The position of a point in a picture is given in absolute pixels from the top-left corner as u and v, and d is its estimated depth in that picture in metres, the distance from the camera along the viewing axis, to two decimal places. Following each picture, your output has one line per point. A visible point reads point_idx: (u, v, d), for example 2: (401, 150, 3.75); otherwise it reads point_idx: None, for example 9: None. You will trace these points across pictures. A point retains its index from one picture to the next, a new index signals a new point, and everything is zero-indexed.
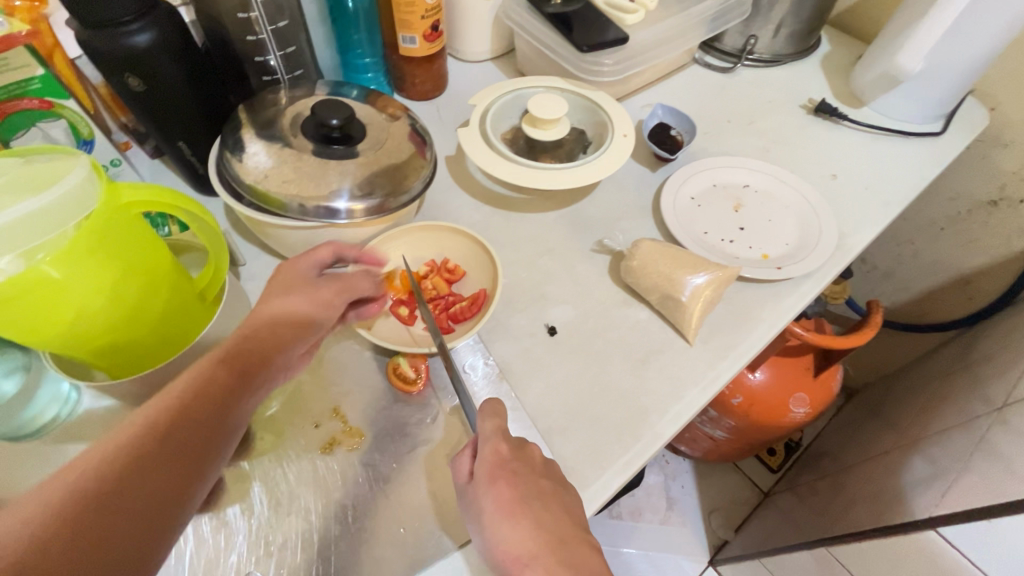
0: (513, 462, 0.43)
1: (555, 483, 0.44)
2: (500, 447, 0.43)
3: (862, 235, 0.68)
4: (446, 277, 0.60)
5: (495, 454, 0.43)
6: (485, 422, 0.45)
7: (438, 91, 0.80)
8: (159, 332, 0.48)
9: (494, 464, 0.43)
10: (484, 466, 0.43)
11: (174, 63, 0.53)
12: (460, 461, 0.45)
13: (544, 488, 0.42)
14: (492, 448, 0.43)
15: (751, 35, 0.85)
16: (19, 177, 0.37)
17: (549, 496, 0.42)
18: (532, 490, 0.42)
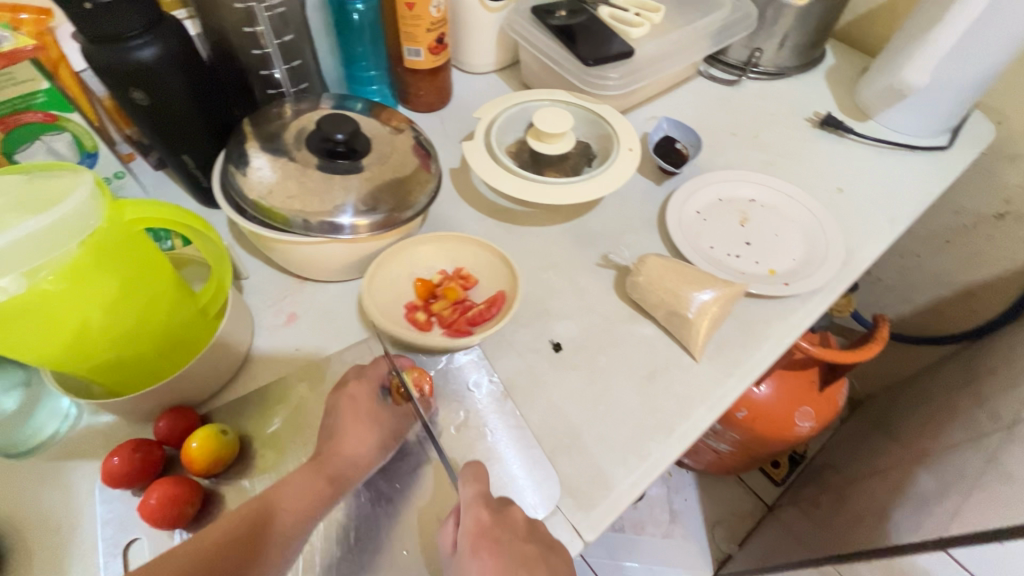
0: (493, 529, 0.42)
1: (541, 548, 0.42)
2: (480, 514, 0.43)
3: (868, 250, 0.67)
4: (461, 284, 0.59)
5: (475, 523, 0.42)
6: (466, 488, 0.44)
7: (442, 103, 0.80)
8: (160, 349, 0.47)
9: (475, 533, 0.42)
10: (466, 536, 0.42)
11: (178, 77, 0.52)
12: (444, 532, 0.45)
13: (528, 555, 0.41)
14: (472, 517, 0.42)
15: (755, 48, 0.85)
16: (23, 195, 0.37)
17: (533, 561, 0.41)
18: (515, 557, 0.40)
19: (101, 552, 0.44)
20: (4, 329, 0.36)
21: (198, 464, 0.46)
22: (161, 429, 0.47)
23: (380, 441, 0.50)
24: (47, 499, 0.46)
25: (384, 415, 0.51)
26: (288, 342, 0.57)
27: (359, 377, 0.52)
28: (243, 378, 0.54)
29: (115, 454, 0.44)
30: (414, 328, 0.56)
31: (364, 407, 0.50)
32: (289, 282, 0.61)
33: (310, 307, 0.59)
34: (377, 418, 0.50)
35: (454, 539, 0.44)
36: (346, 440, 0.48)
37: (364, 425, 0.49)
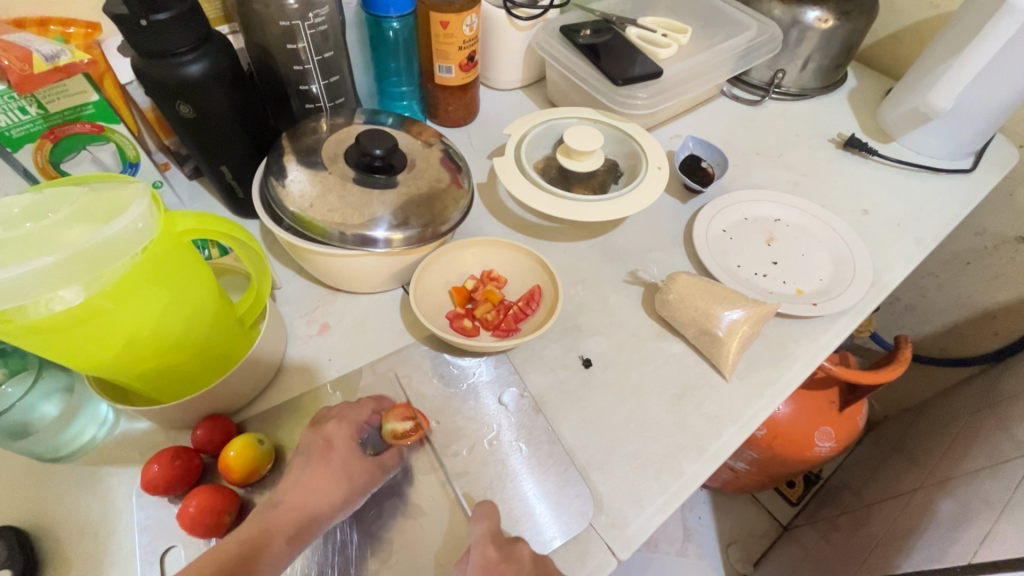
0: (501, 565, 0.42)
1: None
2: (487, 551, 0.42)
3: (896, 272, 0.67)
4: (494, 286, 0.60)
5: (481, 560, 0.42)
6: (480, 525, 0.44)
7: (469, 118, 0.81)
8: (200, 358, 0.48)
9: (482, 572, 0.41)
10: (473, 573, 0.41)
11: (223, 91, 0.54)
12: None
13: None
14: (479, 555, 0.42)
15: (779, 69, 0.86)
16: (84, 207, 0.38)
17: None
18: None
19: (138, 558, 0.44)
20: (59, 338, 0.37)
21: (235, 473, 0.46)
22: (199, 437, 0.48)
23: (346, 492, 0.46)
24: (85, 505, 0.47)
25: (356, 462, 0.47)
26: (321, 353, 0.57)
27: (337, 417, 0.49)
28: (277, 386, 0.55)
29: (155, 462, 0.45)
30: (464, 335, 0.56)
31: (339, 450, 0.47)
32: (321, 293, 0.62)
33: (342, 318, 0.60)
34: (351, 466, 0.46)
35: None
36: (314, 484, 0.44)
37: (335, 473, 0.45)
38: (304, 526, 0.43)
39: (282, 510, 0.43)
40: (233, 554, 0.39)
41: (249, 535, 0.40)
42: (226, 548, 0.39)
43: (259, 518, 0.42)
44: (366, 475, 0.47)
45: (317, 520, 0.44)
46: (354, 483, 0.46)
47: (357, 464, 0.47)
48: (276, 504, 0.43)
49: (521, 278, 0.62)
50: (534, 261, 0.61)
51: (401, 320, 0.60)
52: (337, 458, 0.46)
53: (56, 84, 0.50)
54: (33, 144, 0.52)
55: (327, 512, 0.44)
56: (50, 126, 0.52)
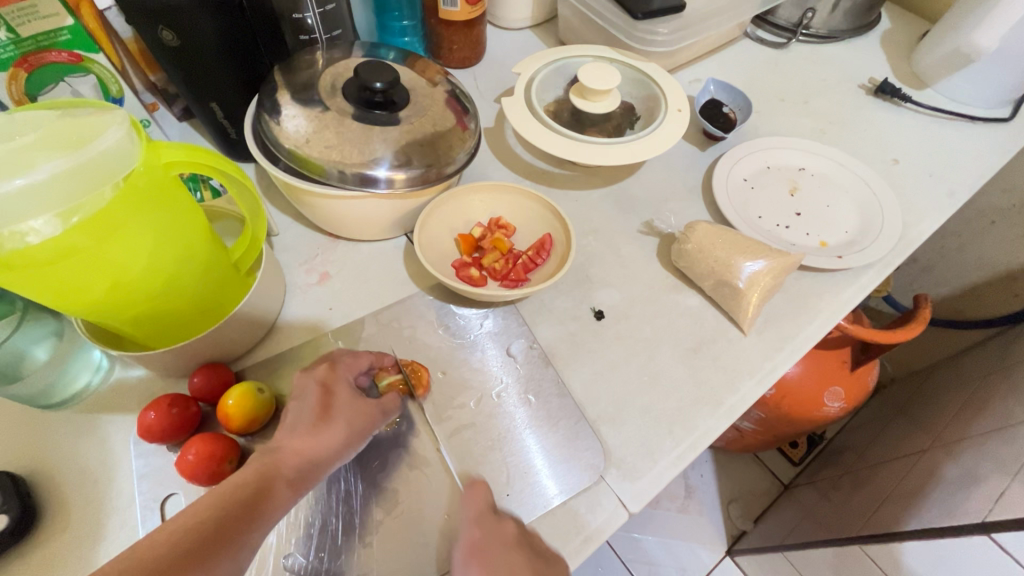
0: (497, 540, 0.39)
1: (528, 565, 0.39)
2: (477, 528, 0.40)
3: (925, 224, 0.64)
4: (501, 234, 0.57)
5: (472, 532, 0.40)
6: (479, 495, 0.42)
7: (475, 58, 0.76)
8: (194, 302, 0.46)
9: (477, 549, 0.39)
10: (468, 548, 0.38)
11: (209, 17, 0.49)
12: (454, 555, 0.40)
13: None
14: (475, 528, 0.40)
15: (809, 8, 0.80)
16: (54, 131, 0.35)
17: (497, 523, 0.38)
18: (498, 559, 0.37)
19: (139, 506, 0.43)
20: (39, 275, 0.34)
21: (234, 422, 0.44)
22: (196, 385, 0.46)
23: (348, 435, 0.43)
24: (83, 452, 0.45)
25: (356, 407, 0.44)
26: (322, 302, 0.55)
27: (333, 361, 0.46)
28: (278, 334, 0.53)
29: (151, 409, 0.43)
30: (471, 284, 0.54)
31: (336, 395, 0.44)
32: (321, 240, 0.59)
33: (343, 267, 0.58)
34: (352, 410, 0.44)
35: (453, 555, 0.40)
36: (314, 426, 0.42)
37: (333, 419, 0.43)
38: (306, 471, 0.40)
39: (282, 455, 0.40)
40: (233, 495, 0.36)
41: (248, 477, 0.38)
42: (223, 489, 0.36)
43: (260, 459, 0.39)
44: (368, 419, 0.44)
45: (319, 464, 0.41)
46: (354, 426, 0.43)
47: (358, 407, 0.44)
48: (275, 448, 0.40)
49: (533, 225, 0.59)
50: (545, 209, 0.58)
51: (405, 270, 0.58)
52: (335, 402, 0.44)
53: (26, 5, 0.45)
54: (7, 74, 0.48)
55: (329, 456, 0.41)
56: (22, 53, 0.48)
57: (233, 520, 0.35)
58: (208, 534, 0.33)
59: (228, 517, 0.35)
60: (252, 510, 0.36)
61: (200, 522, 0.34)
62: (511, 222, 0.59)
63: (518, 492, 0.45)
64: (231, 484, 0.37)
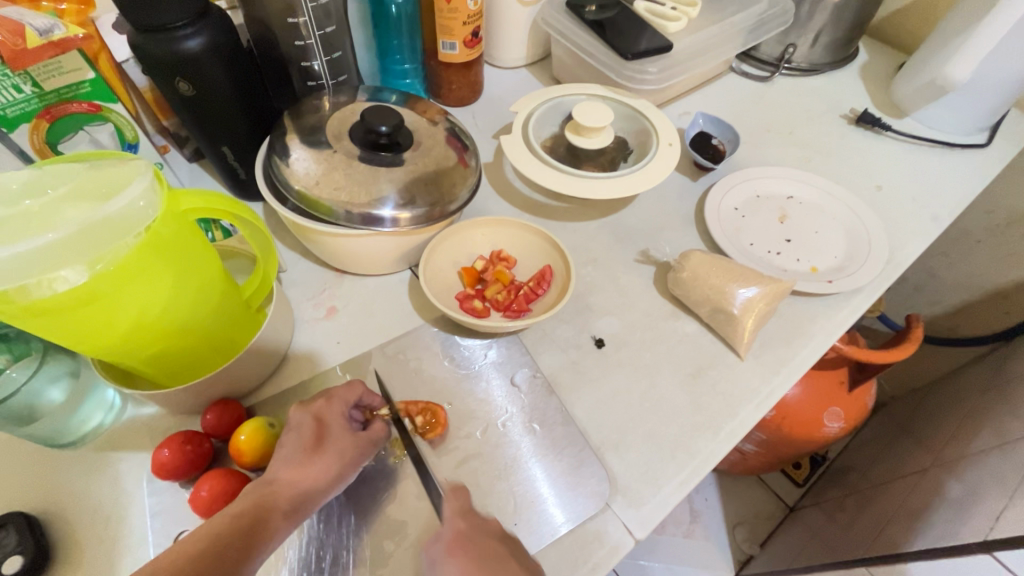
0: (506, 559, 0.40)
1: None
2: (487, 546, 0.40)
3: (911, 248, 0.66)
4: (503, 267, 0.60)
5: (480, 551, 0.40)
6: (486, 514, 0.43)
7: (474, 97, 0.79)
8: (208, 340, 0.47)
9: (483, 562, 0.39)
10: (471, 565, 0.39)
11: (223, 68, 0.52)
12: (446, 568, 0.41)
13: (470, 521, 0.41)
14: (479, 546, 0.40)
15: (790, 44, 0.84)
16: (83, 184, 0.37)
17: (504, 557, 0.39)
18: None
19: (151, 543, 0.44)
20: (63, 320, 0.36)
21: (247, 457, 0.45)
22: (209, 421, 0.47)
23: (339, 467, 0.44)
24: (95, 491, 0.46)
25: (350, 441, 0.45)
26: (330, 335, 0.57)
27: (328, 395, 0.47)
28: (288, 368, 0.54)
29: (165, 447, 0.44)
30: (474, 315, 0.56)
31: (331, 430, 0.45)
32: (327, 275, 0.61)
33: (350, 301, 0.59)
34: (344, 444, 0.44)
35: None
36: (311, 458, 0.43)
37: (330, 454, 0.43)
38: (300, 501, 0.41)
39: (277, 487, 0.41)
40: (233, 523, 0.37)
41: (244, 509, 0.39)
42: (220, 521, 0.37)
43: (255, 492, 0.40)
44: (359, 450, 0.45)
45: (311, 494, 0.42)
46: (346, 459, 0.44)
47: (348, 441, 0.45)
48: (270, 479, 0.41)
49: (533, 257, 0.61)
50: (545, 241, 0.60)
51: (410, 303, 0.60)
52: (328, 435, 0.44)
53: (51, 61, 0.48)
54: (29, 125, 0.50)
55: (319, 487, 0.42)
56: (44, 105, 0.50)
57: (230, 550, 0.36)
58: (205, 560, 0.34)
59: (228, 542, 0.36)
60: (250, 540, 0.37)
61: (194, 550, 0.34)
62: (513, 253, 0.61)
63: (525, 521, 0.46)
64: (227, 514, 0.38)
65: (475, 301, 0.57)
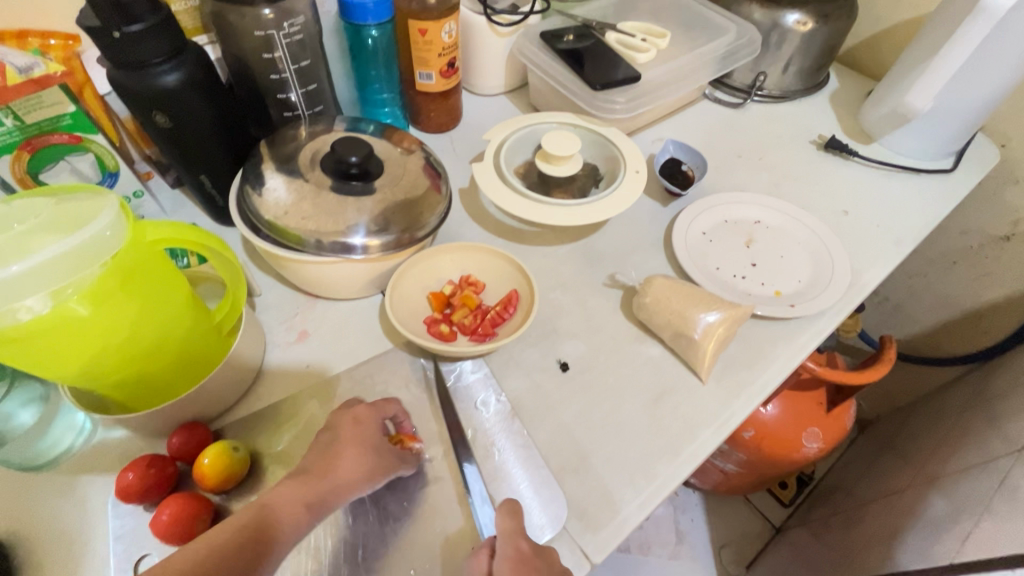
0: (536, 561, 0.43)
1: None
2: (520, 545, 0.43)
3: (874, 272, 0.67)
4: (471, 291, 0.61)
5: (515, 552, 0.43)
6: (504, 520, 0.45)
7: (452, 124, 0.82)
8: (175, 364, 0.48)
9: (516, 561, 0.42)
10: (504, 564, 0.42)
11: (200, 101, 0.54)
12: (476, 562, 0.44)
13: None
14: (513, 546, 0.43)
15: (760, 72, 0.87)
16: (51, 218, 0.39)
17: None
18: None
19: (113, 567, 0.45)
20: (26, 347, 0.37)
21: (209, 481, 0.46)
22: (174, 444, 0.48)
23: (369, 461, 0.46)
24: (61, 514, 0.47)
25: (371, 438, 0.47)
26: (300, 359, 0.58)
27: (367, 405, 0.50)
28: (258, 392, 0.55)
29: (129, 470, 0.45)
30: (441, 339, 0.57)
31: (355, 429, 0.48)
32: (301, 299, 0.62)
33: (322, 325, 0.61)
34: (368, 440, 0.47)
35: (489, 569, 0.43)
36: (343, 458, 0.45)
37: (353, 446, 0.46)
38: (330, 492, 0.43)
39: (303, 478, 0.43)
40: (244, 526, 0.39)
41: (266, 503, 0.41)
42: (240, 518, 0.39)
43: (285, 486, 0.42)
44: (385, 458, 0.47)
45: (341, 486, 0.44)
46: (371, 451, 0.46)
47: (377, 447, 0.47)
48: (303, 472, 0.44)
49: (501, 280, 0.63)
50: (511, 265, 0.62)
51: (379, 327, 0.61)
52: (371, 433, 0.48)
53: (32, 97, 0.50)
54: (11, 156, 0.52)
55: (349, 484, 0.44)
56: (26, 138, 0.52)
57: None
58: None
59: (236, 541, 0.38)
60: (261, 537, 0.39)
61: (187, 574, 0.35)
62: (482, 277, 0.63)
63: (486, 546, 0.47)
64: (223, 530, 0.38)
65: (442, 325, 0.59)
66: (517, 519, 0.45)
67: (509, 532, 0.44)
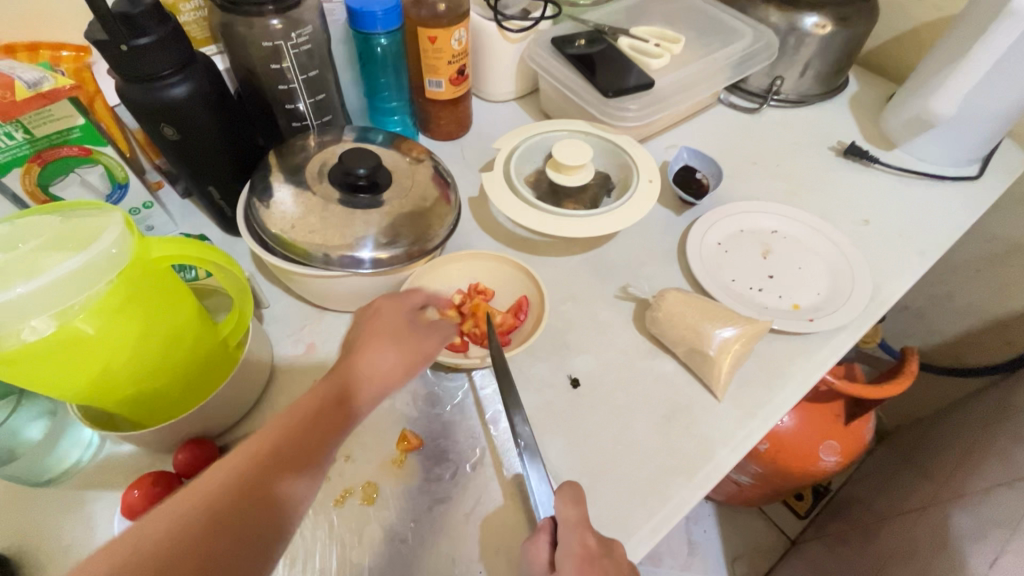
0: (602, 560, 0.42)
1: None
2: (587, 541, 0.42)
3: (897, 284, 0.65)
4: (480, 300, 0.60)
5: (582, 547, 0.42)
6: (567, 510, 0.43)
7: (462, 131, 0.81)
8: (181, 381, 0.48)
9: (581, 558, 0.41)
10: (569, 561, 0.41)
11: (207, 112, 0.54)
12: (535, 548, 0.43)
13: None
14: (578, 541, 0.42)
15: (777, 76, 0.85)
16: (55, 236, 0.38)
17: None
18: None
19: None
20: (30, 368, 0.37)
21: None
22: (180, 461, 0.48)
23: (406, 359, 0.43)
24: (68, 530, 0.47)
25: (406, 329, 0.45)
26: (307, 374, 0.57)
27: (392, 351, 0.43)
28: (264, 406, 0.55)
29: (135, 487, 0.46)
30: (453, 352, 0.56)
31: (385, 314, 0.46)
32: (309, 311, 0.62)
33: (329, 338, 0.60)
34: (401, 329, 0.45)
35: (550, 559, 0.43)
36: (371, 361, 0.42)
37: (387, 343, 0.43)
38: (367, 386, 0.41)
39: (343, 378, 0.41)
40: (269, 452, 0.35)
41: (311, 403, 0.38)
42: (272, 425, 0.37)
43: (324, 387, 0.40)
44: (413, 356, 0.44)
45: (378, 383, 0.42)
46: (406, 347, 0.44)
47: (405, 342, 0.44)
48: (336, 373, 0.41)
49: (510, 291, 0.62)
50: (522, 272, 0.61)
51: None
52: (399, 320, 0.46)
53: (42, 111, 0.50)
54: (21, 169, 0.52)
55: (382, 380, 0.42)
56: (36, 151, 0.52)
57: (252, 519, 0.32)
58: (211, 545, 0.30)
59: (260, 473, 0.34)
60: (302, 451, 0.36)
61: (194, 528, 0.30)
62: (491, 285, 0.62)
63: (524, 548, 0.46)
64: (233, 471, 0.33)
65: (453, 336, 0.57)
66: (581, 509, 0.44)
67: (573, 523, 0.43)
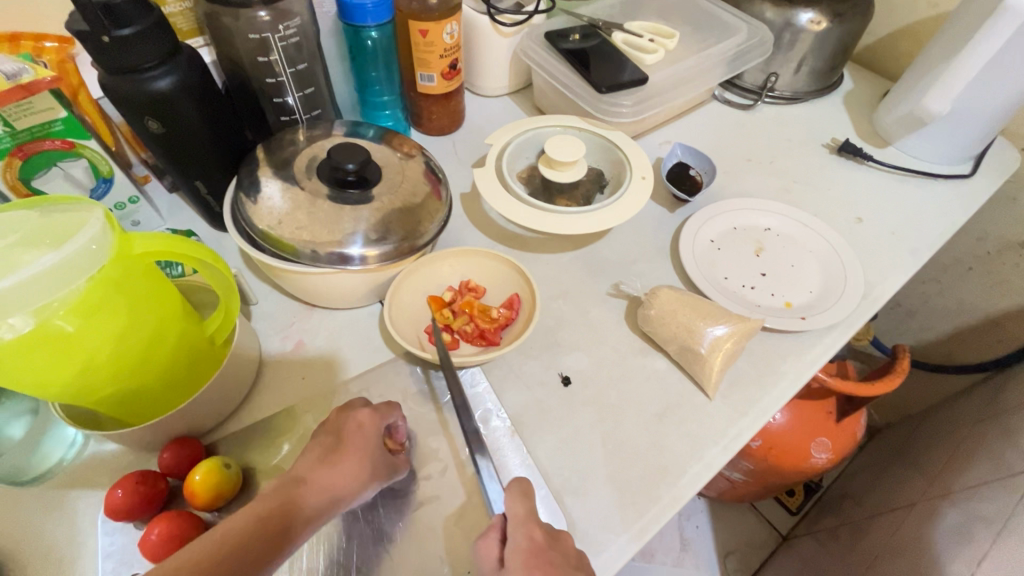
0: (549, 552, 0.42)
1: None
2: (533, 534, 0.42)
3: (889, 283, 0.65)
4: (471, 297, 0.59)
5: (528, 541, 0.42)
6: (515, 506, 0.44)
7: (455, 126, 0.80)
8: (166, 378, 0.47)
9: (528, 553, 0.41)
10: (517, 556, 0.41)
11: (193, 105, 0.53)
12: (485, 547, 0.43)
13: None
14: (525, 536, 0.42)
15: (772, 73, 0.84)
16: (34, 232, 0.38)
17: None
18: None
19: None
20: (8, 366, 0.36)
21: (200, 499, 0.45)
22: (165, 460, 0.47)
23: (367, 477, 0.45)
24: (50, 530, 0.46)
25: (377, 458, 0.46)
26: (296, 371, 0.57)
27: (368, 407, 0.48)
28: (252, 404, 0.54)
29: (119, 486, 0.44)
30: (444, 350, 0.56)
31: (357, 441, 0.46)
32: (297, 308, 0.61)
33: (319, 335, 0.59)
34: (374, 456, 0.46)
35: (500, 556, 0.42)
36: (342, 470, 0.44)
37: (346, 470, 0.44)
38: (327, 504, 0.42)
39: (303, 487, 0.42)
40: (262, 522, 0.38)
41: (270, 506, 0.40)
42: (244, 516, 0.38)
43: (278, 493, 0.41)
44: (378, 473, 0.46)
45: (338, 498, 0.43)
46: (374, 474, 0.45)
47: (376, 461, 0.46)
48: (298, 479, 0.42)
49: (501, 288, 0.61)
50: (513, 270, 0.60)
51: (377, 338, 0.59)
52: (364, 445, 0.46)
53: (23, 103, 0.49)
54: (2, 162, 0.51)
55: (349, 493, 0.44)
56: (17, 143, 0.51)
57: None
58: (236, 567, 0.35)
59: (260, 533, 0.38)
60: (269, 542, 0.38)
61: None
62: (481, 281, 0.62)
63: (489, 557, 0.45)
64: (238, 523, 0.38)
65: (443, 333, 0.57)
66: (528, 502, 0.44)
67: (520, 520, 0.43)
